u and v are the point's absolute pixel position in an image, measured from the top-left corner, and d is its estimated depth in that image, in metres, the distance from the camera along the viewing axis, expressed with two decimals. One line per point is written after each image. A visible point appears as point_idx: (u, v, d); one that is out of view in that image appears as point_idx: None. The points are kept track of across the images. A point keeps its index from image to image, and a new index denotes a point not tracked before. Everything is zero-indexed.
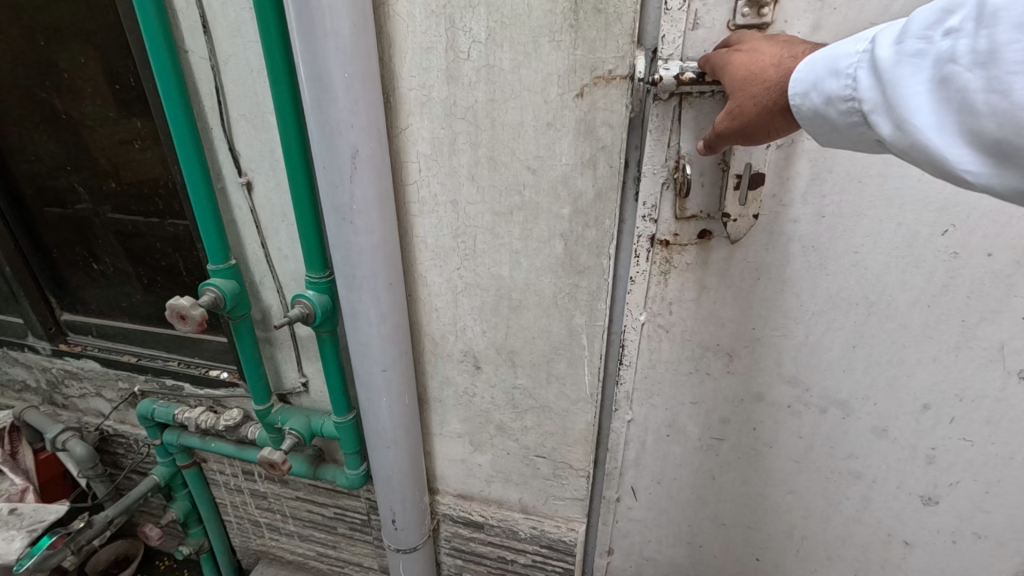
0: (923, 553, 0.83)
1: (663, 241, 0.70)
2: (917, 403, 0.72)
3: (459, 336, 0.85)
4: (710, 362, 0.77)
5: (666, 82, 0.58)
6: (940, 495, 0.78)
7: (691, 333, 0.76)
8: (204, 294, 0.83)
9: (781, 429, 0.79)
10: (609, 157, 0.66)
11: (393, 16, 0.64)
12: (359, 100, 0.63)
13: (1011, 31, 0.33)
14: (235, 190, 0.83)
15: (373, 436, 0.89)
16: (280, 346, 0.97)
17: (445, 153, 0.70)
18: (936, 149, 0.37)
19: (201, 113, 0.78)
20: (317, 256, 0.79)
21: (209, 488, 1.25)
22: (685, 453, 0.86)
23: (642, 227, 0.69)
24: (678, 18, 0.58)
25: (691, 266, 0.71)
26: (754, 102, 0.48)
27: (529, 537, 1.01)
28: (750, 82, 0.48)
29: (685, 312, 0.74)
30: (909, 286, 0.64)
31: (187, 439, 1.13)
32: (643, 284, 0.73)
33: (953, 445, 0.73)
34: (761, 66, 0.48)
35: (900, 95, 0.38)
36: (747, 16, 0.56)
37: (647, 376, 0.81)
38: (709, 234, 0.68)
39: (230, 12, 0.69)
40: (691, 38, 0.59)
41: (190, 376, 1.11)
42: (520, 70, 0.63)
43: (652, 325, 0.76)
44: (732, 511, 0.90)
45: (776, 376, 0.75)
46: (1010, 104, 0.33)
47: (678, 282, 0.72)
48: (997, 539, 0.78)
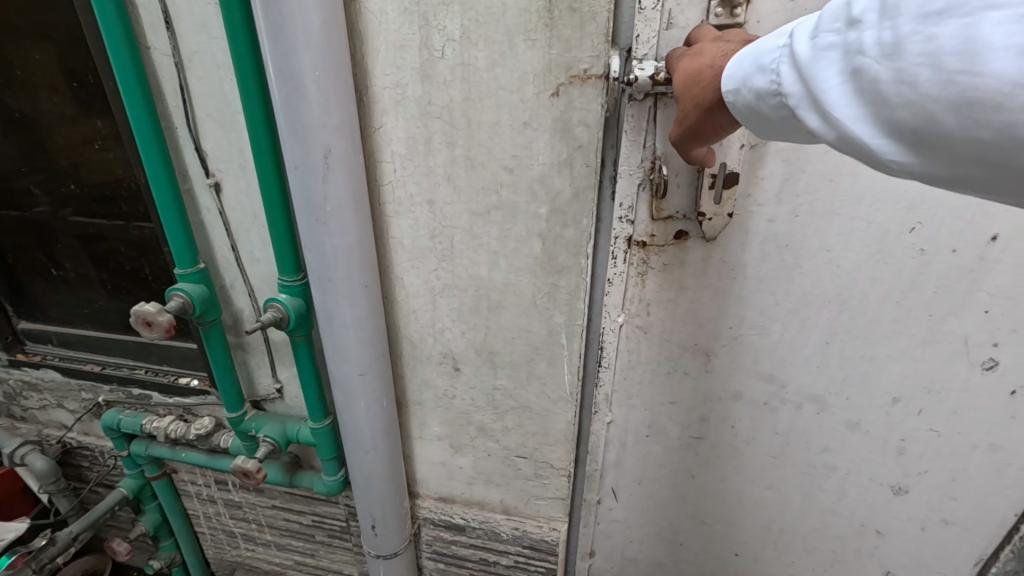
0: (894, 541, 0.85)
1: (640, 242, 0.70)
2: (887, 396, 0.74)
3: (438, 338, 0.84)
4: (688, 361, 0.78)
5: (641, 82, 0.58)
6: (909, 484, 0.80)
7: (669, 333, 0.76)
8: (171, 299, 0.80)
9: (758, 425, 0.81)
10: (586, 156, 0.66)
11: (364, 13, 0.63)
12: (328, 98, 0.62)
13: (913, 22, 0.32)
14: (203, 191, 0.80)
15: (351, 441, 0.87)
16: (253, 351, 0.94)
17: (421, 152, 0.69)
18: (859, 139, 0.36)
19: (164, 111, 0.75)
20: (290, 259, 0.77)
21: (180, 499, 1.21)
22: (665, 452, 0.87)
23: (619, 227, 0.69)
24: (652, 17, 0.58)
25: (669, 266, 0.71)
26: (694, 102, 0.49)
27: (511, 538, 1.01)
28: (689, 85, 0.50)
29: (663, 312, 0.75)
30: (880, 283, 0.66)
31: (155, 449, 1.09)
32: (621, 285, 0.73)
33: (922, 436, 0.76)
34: (698, 67, 0.50)
35: (820, 89, 0.38)
36: (720, 16, 0.57)
37: (626, 377, 0.81)
38: (685, 234, 0.69)
39: (195, 7, 0.66)
40: (665, 38, 0.59)
41: (158, 384, 1.07)
42: (496, 69, 0.63)
43: (630, 326, 0.77)
44: (712, 508, 0.91)
45: (752, 373, 0.77)
46: (920, 94, 0.32)
47: (656, 282, 0.73)
48: (963, 525, 0.81)
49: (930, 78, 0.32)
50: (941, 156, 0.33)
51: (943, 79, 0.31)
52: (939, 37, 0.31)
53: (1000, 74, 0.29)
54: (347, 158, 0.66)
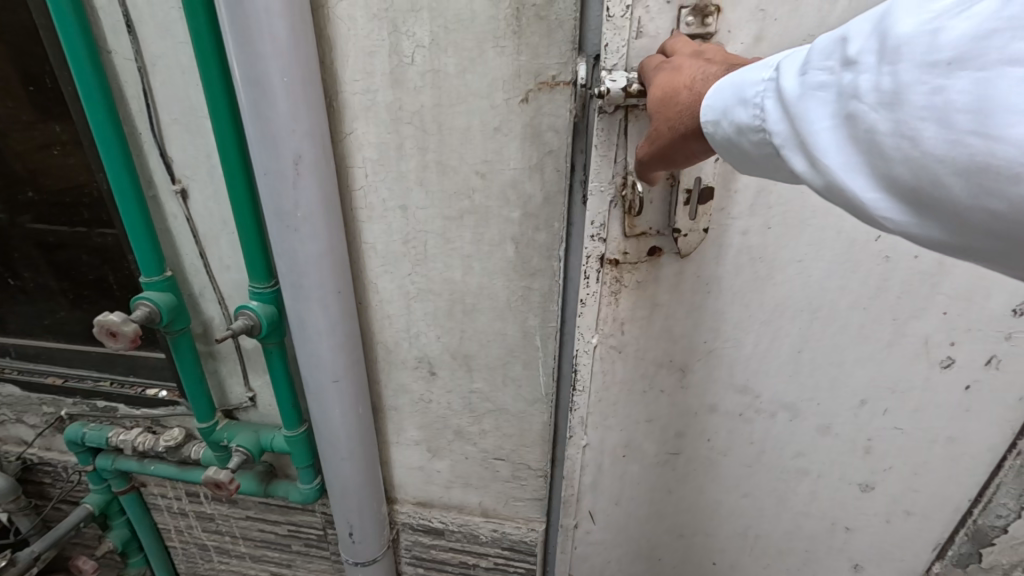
0: (862, 535, 0.89)
1: (613, 260, 0.67)
2: (855, 398, 0.77)
3: (413, 343, 0.84)
4: (663, 379, 0.78)
5: (614, 95, 0.55)
6: (875, 481, 0.83)
7: (644, 351, 0.76)
8: (137, 308, 0.79)
9: (734, 436, 0.83)
10: (556, 161, 0.67)
11: (333, 19, 0.62)
12: (297, 104, 0.61)
13: (915, 71, 0.30)
14: (169, 197, 0.79)
15: (326, 448, 0.87)
16: (225, 360, 0.93)
17: (393, 158, 0.69)
18: (851, 190, 0.34)
19: (127, 117, 0.73)
20: (260, 265, 0.76)
21: (150, 514, 1.18)
22: (644, 470, 0.87)
23: (591, 246, 0.66)
24: (621, 26, 0.54)
25: (642, 284, 0.70)
26: (667, 125, 0.49)
27: (490, 540, 1.01)
28: (665, 106, 0.49)
29: (637, 329, 0.73)
30: (847, 289, 0.69)
31: (122, 463, 1.05)
32: (594, 304, 0.70)
33: (887, 434, 0.79)
34: (677, 87, 0.48)
35: (809, 132, 0.36)
36: (692, 25, 0.54)
37: (601, 399, 0.78)
38: (658, 250, 0.67)
39: (158, 11, 0.65)
40: (635, 47, 0.56)
41: (125, 396, 1.04)
42: (466, 74, 0.63)
43: (605, 346, 0.73)
44: (690, 515, 0.92)
45: (728, 386, 0.78)
46: (922, 152, 0.30)
47: (630, 300, 0.70)
48: (924, 515, 0.85)
49: (935, 136, 0.29)
50: (940, 219, 0.32)
51: (950, 138, 0.29)
52: (948, 90, 0.29)
53: (1016, 139, 0.27)
54: (317, 165, 0.65)
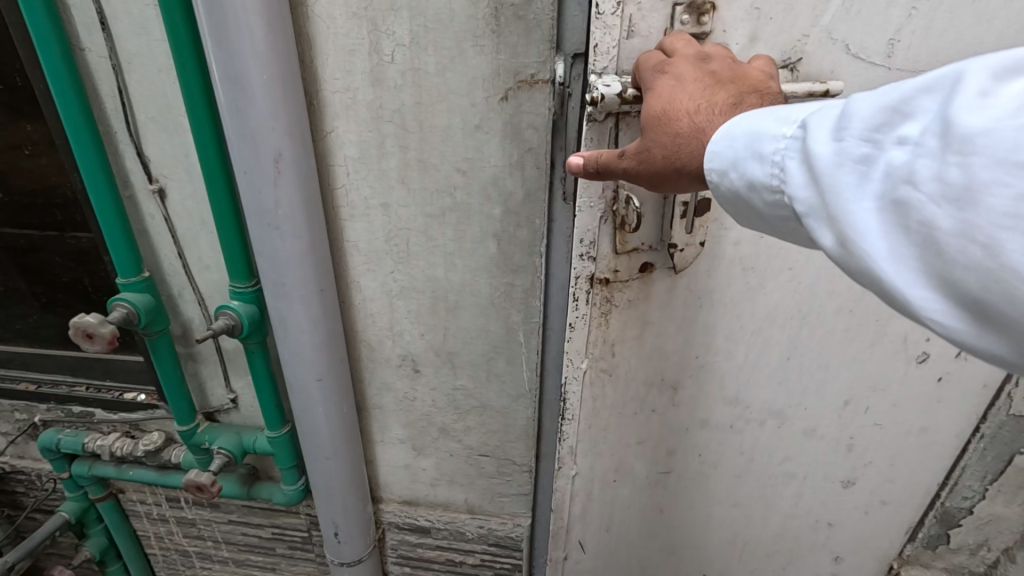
0: (843, 528, 0.91)
1: (603, 280, 0.67)
2: (839, 399, 0.78)
3: (396, 341, 0.84)
4: (655, 398, 0.78)
5: (608, 101, 0.52)
6: (856, 477, 0.85)
7: (635, 372, 0.76)
8: (114, 310, 0.77)
9: (725, 448, 0.83)
10: (536, 158, 0.68)
11: (312, 17, 0.63)
12: (276, 102, 0.61)
13: (991, 168, 0.28)
14: (146, 198, 0.78)
15: (309, 448, 0.86)
16: (205, 361, 0.91)
17: (374, 156, 0.70)
18: (899, 285, 0.32)
19: (102, 116, 0.72)
20: (241, 264, 0.76)
21: (128, 520, 1.16)
22: (632, 495, 0.88)
23: (581, 266, 0.66)
24: (611, 24, 0.52)
25: (633, 301, 0.69)
26: (665, 152, 0.46)
27: (477, 537, 1.02)
28: (664, 127, 0.46)
29: (629, 351, 0.73)
30: (835, 294, 0.69)
31: (100, 469, 1.03)
32: (583, 328, 0.70)
33: (868, 431, 0.81)
34: (681, 110, 0.45)
35: (845, 208, 0.34)
36: (687, 24, 0.52)
37: (591, 425, 0.79)
38: (649, 266, 0.67)
39: (132, 8, 0.64)
40: (626, 48, 0.53)
41: (101, 401, 1.02)
42: (446, 73, 0.64)
43: (595, 371, 0.74)
44: (683, 527, 0.92)
45: (719, 399, 0.78)
46: (997, 265, 0.27)
47: (620, 321, 0.70)
48: (898, 503, 0.88)
49: (1016, 249, 0.26)
50: (1002, 334, 0.29)
51: None
52: None
53: None
54: (297, 163, 0.65)
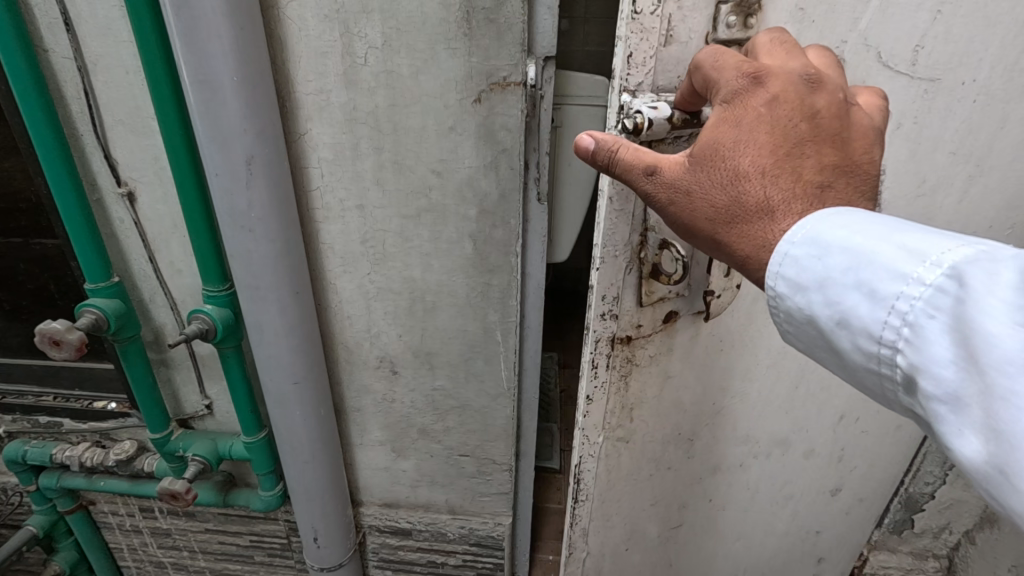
0: (830, 537, 0.89)
1: (625, 337, 0.56)
2: (835, 414, 0.74)
3: (375, 342, 0.84)
4: (671, 454, 0.68)
5: (657, 127, 0.43)
6: (842, 483, 0.83)
7: (654, 432, 0.65)
8: (82, 316, 0.76)
9: (733, 487, 0.75)
10: (510, 160, 0.69)
11: (284, 19, 0.62)
12: (248, 104, 0.61)
13: None
14: (115, 202, 0.76)
15: (287, 452, 0.86)
16: (178, 367, 0.90)
17: (348, 157, 0.70)
18: None
19: (67, 118, 0.71)
20: (214, 268, 0.75)
21: (100, 533, 1.13)
22: (644, 558, 0.77)
23: (601, 326, 0.55)
24: (650, 28, 0.42)
25: (656, 357, 0.59)
26: (710, 211, 0.38)
27: (458, 537, 1.03)
28: (723, 181, 0.37)
29: (648, 414, 0.63)
30: None
31: (69, 480, 1.00)
32: (602, 399, 0.60)
33: (855, 438, 0.78)
34: (755, 169, 0.37)
35: (1011, 417, 0.28)
36: (733, 27, 0.44)
37: (604, 502, 0.68)
38: (674, 315, 0.57)
39: (98, 9, 0.63)
40: (663, 58, 0.44)
41: (70, 410, 0.99)
42: (420, 76, 0.65)
43: (611, 442, 0.64)
44: (690, 566, 0.82)
45: (731, 440, 0.70)
46: None
47: (642, 380, 0.60)
48: (872, 498, 0.88)
49: None
50: None
51: None
52: None
53: None
54: (270, 166, 0.65)
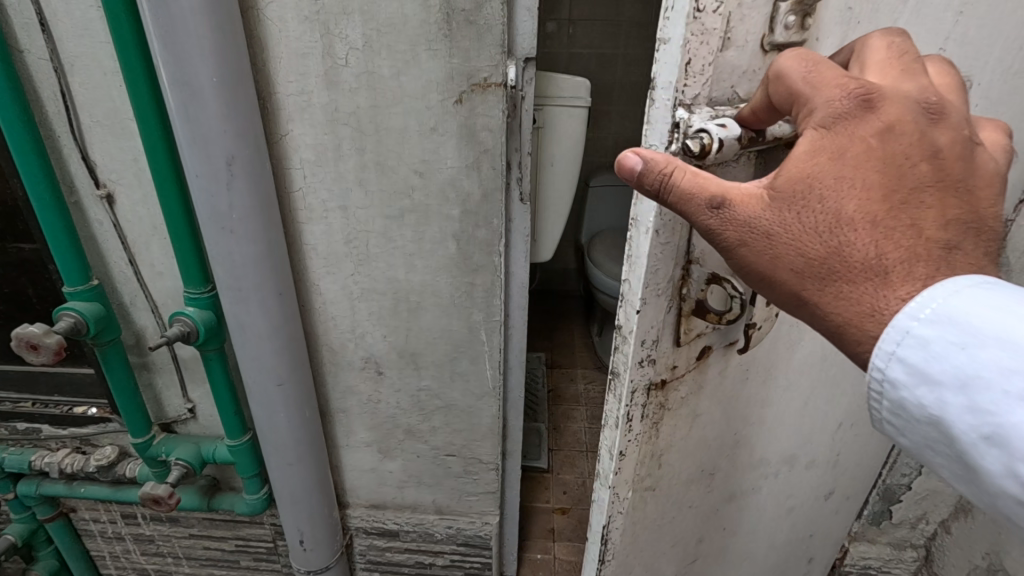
0: (818, 535, 0.89)
1: (660, 382, 0.48)
2: (835, 422, 0.73)
3: (360, 343, 0.84)
4: (694, 492, 0.62)
5: (728, 148, 0.34)
6: (834, 486, 0.83)
7: (678, 474, 0.58)
8: (60, 320, 0.74)
9: (746, 511, 0.71)
10: (492, 160, 0.70)
11: (264, 21, 0.62)
12: (228, 105, 0.61)
13: None
14: (93, 204, 0.75)
15: (272, 454, 0.85)
16: (160, 371, 0.89)
17: (330, 158, 0.70)
18: None
19: (44, 120, 0.70)
20: (195, 270, 0.75)
21: (81, 540, 1.11)
22: None
23: (640, 375, 0.46)
24: (712, 28, 0.34)
25: (685, 397, 0.52)
26: (799, 263, 0.34)
27: (445, 537, 1.03)
28: (820, 230, 0.33)
29: (674, 457, 0.56)
30: None
31: (48, 488, 0.99)
32: (633, 452, 0.51)
33: (850, 442, 0.78)
34: (862, 221, 0.32)
35: None
36: (791, 29, 0.37)
37: (628, 558, 0.60)
38: (708, 350, 0.50)
39: (74, 9, 0.63)
40: (719, 64, 0.36)
41: (48, 416, 0.97)
42: (401, 77, 0.65)
43: (637, 495, 0.55)
44: None
45: (748, 465, 0.66)
46: None
47: (672, 425, 0.53)
48: (855, 493, 0.89)
49: None
50: None
51: None
52: None
53: None
54: (252, 167, 0.65)
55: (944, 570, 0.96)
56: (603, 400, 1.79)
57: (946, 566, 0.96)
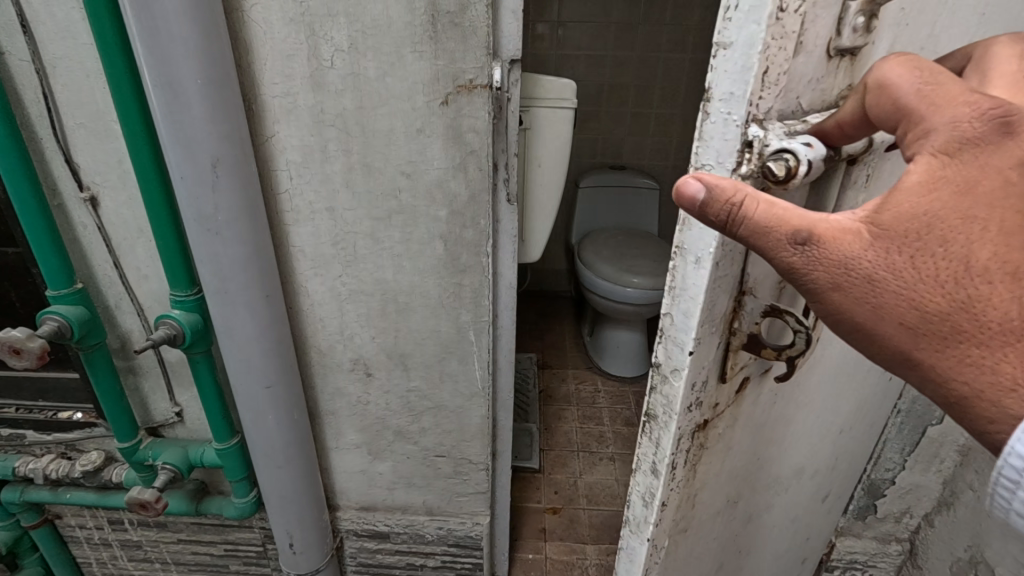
0: (812, 536, 0.90)
1: (704, 423, 0.47)
2: (837, 428, 0.72)
3: (348, 345, 0.84)
4: (719, 522, 0.61)
5: (813, 166, 0.33)
6: (829, 489, 0.83)
7: (709, 509, 0.58)
8: (43, 324, 0.74)
9: (761, 526, 0.71)
10: (478, 161, 0.70)
11: (249, 22, 0.62)
12: (213, 108, 0.61)
13: None
14: (77, 207, 0.75)
15: (260, 457, 0.85)
16: (146, 375, 0.88)
17: (317, 160, 0.70)
18: None
19: (26, 122, 0.69)
20: (182, 272, 0.74)
21: (67, 547, 1.10)
22: None
23: (688, 419, 0.45)
24: (789, 34, 0.32)
25: (723, 434, 0.51)
26: (912, 313, 0.31)
27: (436, 538, 1.03)
28: (936, 276, 0.30)
29: (707, 495, 0.55)
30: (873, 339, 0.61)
31: (32, 494, 0.98)
32: (675, 499, 0.50)
33: (846, 444, 0.78)
34: (993, 270, 0.29)
35: None
36: (858, 30, 0.36)
37: None
38: (745, 381, 0.51)
39: (56, 10, 0.63)
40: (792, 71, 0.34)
41: (34, 421, 0.95)
42: (386, 78, 0.65)
43: (674, 539, 0.54)
44: None
45: (765, 485, 0.65)
46: None
47: (708, 463, 0.52)
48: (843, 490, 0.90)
49: None
50: None
51: None
52: None
53: None
54: (238, 168, 0.65)
55: (927, 563, 0.98)
56: (595, 400, 1.80)
57: (929, 559, 0.98)
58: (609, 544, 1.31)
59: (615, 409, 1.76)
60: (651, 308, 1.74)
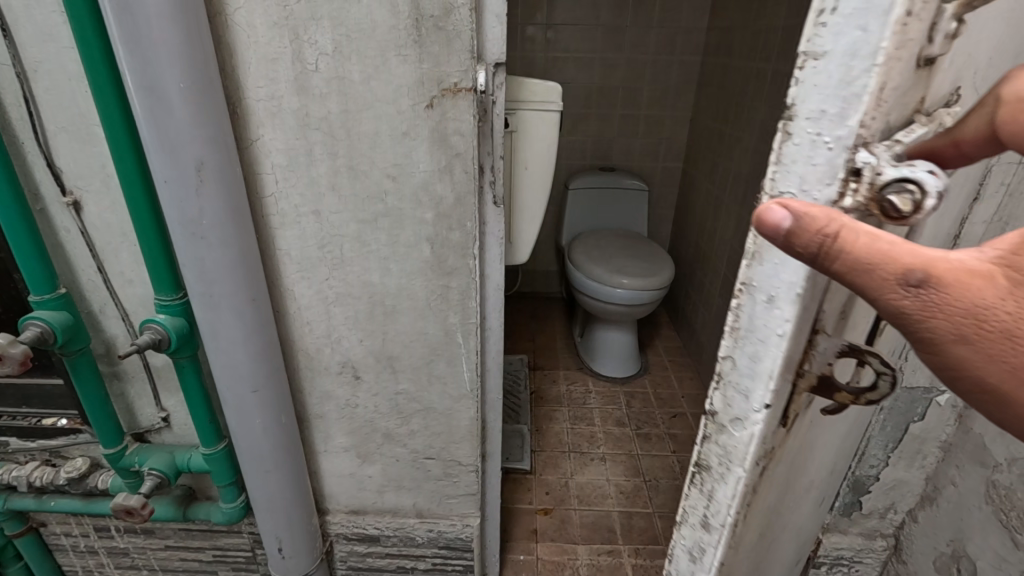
0: (804, 537, 0.90)
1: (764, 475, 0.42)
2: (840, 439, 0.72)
3: (336, 348, 0.84)
4: (754, 557, 0.57)
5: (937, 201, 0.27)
6: (822, 492, 0.84)
7: (752, 552, 0.53)
8: (26, 330, 0.73)
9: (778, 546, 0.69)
10: (464, 163, 0.70)
11: (232, 26, 0.63)
12: (197, 112, 0.61)
13: None
14: (60, 212, 0.74)
15: (247, 462, 0.84)
16: (132, 380, 0.88)
17: (302, 163, 0.70)
18: None
19: (7, 126, 0.69)
20: (167, 277, 0.74)
21: (52, 555, 1.08)
22: None
23: (750, 475, 0.40)
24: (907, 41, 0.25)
25: (777, 476, 0.46)
26: None
27: (426, 540, 1.03)
28: None
29: (754, 539, 0.50)
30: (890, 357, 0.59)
31: (16, 502, 0.96)
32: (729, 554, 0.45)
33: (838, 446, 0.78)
34: None
35: None
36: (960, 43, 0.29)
37: None
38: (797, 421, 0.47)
39: (37, 13, 0.62)
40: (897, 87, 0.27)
41: (17, 428, 0.93)
42: (371, 82, 0.65)
43: None
44: None
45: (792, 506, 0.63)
46: None
47: (761, 512, 0.47)
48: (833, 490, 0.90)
49: None
50: None
51: None
52: None
53: None
54: (221, 171, 0.65)
55: (911, 557, 0.99)
56: (586, 400, 1.81)
57: (913, 554, 0.99)
58: (600, 544, 1.31)
59: (606, 409, 1.77)
60: (641, 309, 1.75)
